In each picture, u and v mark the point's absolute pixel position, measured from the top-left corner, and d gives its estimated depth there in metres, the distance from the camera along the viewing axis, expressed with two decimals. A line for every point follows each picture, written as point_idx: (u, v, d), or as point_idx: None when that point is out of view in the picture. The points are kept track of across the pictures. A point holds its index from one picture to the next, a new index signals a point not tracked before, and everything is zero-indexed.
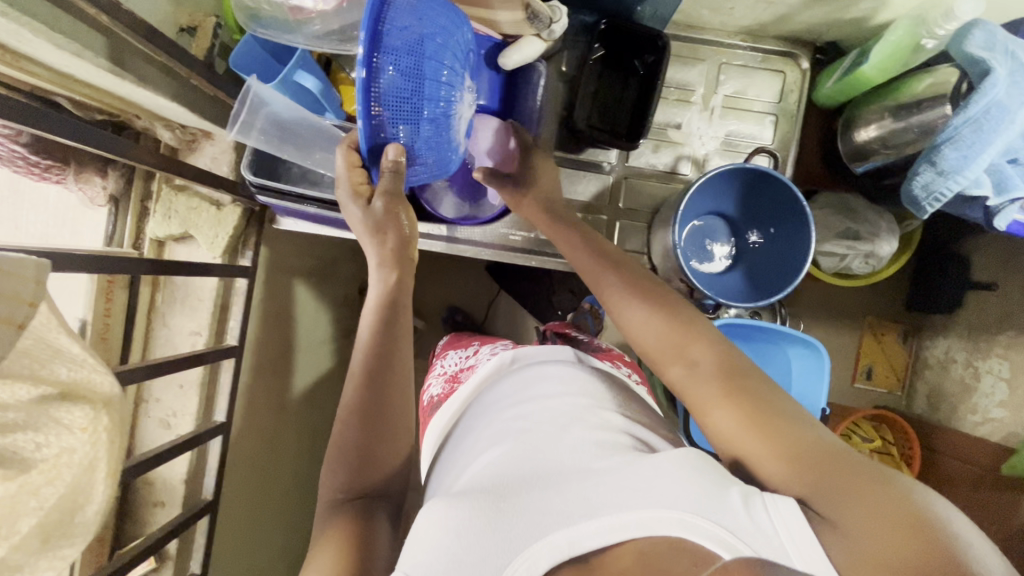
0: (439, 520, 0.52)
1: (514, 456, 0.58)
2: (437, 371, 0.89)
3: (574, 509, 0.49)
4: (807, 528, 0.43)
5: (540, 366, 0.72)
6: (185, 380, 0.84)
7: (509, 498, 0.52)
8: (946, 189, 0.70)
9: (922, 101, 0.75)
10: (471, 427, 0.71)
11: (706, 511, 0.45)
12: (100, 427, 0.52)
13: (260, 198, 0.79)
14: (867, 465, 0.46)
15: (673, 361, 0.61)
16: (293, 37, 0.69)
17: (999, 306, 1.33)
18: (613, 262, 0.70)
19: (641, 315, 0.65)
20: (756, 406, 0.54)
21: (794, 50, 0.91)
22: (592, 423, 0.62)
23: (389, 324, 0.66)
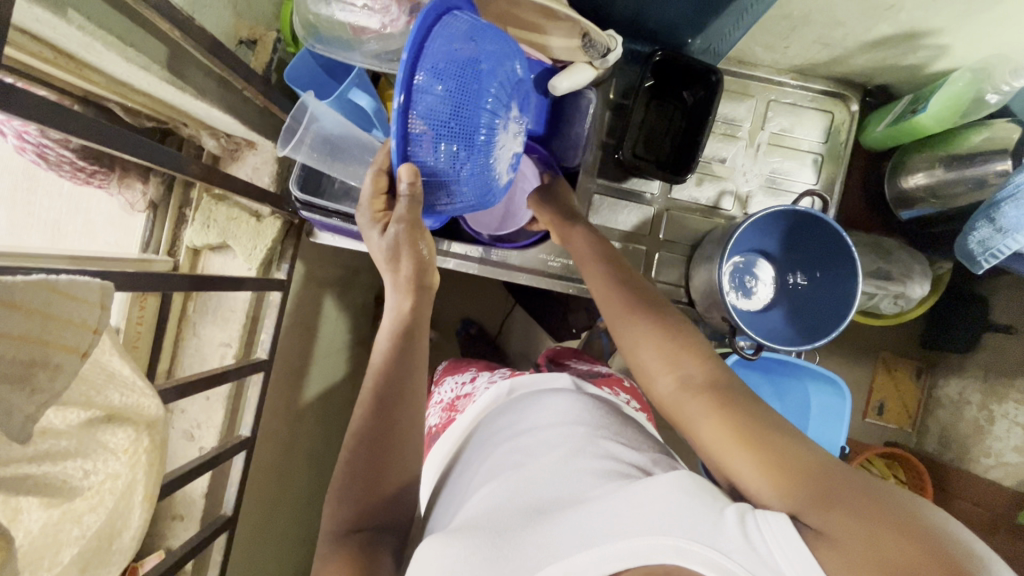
0: (435, 558, 0.49)
1: (513, 487, 0.55)
2: (435, 400, 0.88)
3: (567, 540, 0.45)
4: (803, 546, 0.38)
5: (540, 398, 0.70)
6: (212, 392, 0.83)
7: (506, 536, 0.49)
8: (1004, 246, 0.68)
9: (976, 155, 0.74)
10: (471, 458, 0.67)
11: (697, 535, 0.41)
12: (141, 450, 0.50)
13: (303, 213, 0.78)
14: (863, 480, 0.42)
15: (662, 369, 0.58)
16: (350, 55, 0.69)
17: (1016, 350, 1.32)
18: (613, 268, 0.68)
19: (637, 328, 0.61)
20: (745, 420, 0.50)
21: (845, 91, 0.90)
22: (589, 449, 0.58)
23: (405, 355, 0.62)
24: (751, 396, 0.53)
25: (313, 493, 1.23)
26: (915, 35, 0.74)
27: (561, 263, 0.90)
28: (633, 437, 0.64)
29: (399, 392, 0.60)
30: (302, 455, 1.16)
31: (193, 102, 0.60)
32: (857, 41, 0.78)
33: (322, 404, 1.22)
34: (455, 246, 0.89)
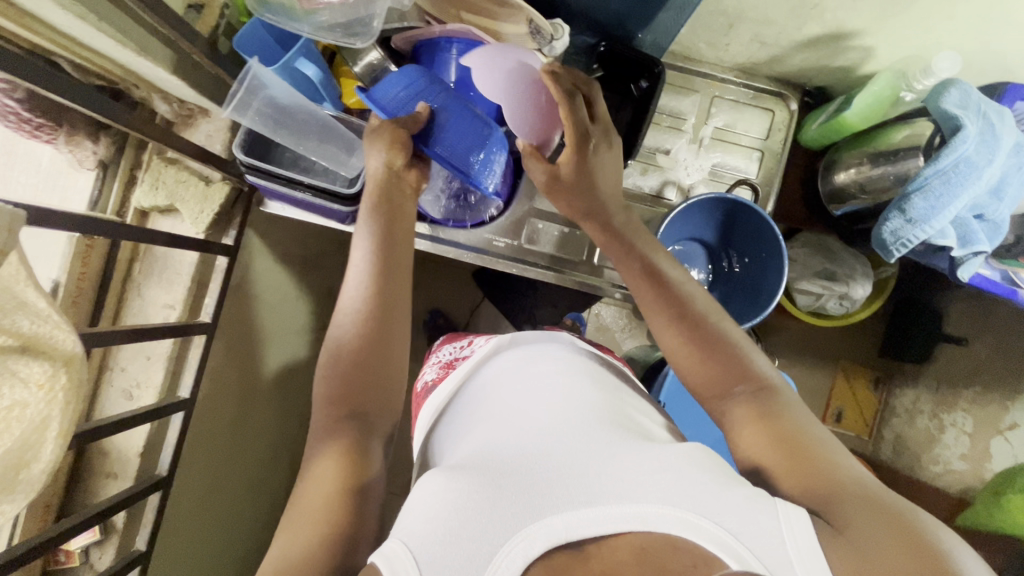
0: (440, 492, 0.52)
1: (514, 436, 0.59)
2: (433, 360, 0.88)
3: (575, 493, 0.50)
4: (816, 542, 0.46)
5: (545, 350, 0.73)
6: (154, 352, 0.84)
7: (509, 478, 0.52)
8: (913, 236, 0.72)
9: (899, 151, 0.79)
10: (467, 405, 0.69)
11: (705, 513, 0.48)
12: (57, 385, 0.52)
13: (249, 178, 0.78)
14: (885, 500, 0.49)
15: (694, 367, 0.64)
16: (298, 26, 0.71)
17: (966, 360, 1.36)
18: (661, 281, 0.68)
19: (665, 325, 0.66)
20: (786, 430, 0.57)
21: (785, 91, 0.94)
22: (598, 409, 0.62)
23: (387, 296, 0.66)
24: (796, 412, 0.59)
25: (266, 472, 1.23)
26: (842, 36, 0.78)
27: (507, 243, 0.93)
28: (631, 398, 0.70)
29: (387, 333, 0.64)
30: (254, 430, 1.17)
31: (134, 57, 0.62)
32: (790, 40, 0.82)
33: (279, 383, 1.22)
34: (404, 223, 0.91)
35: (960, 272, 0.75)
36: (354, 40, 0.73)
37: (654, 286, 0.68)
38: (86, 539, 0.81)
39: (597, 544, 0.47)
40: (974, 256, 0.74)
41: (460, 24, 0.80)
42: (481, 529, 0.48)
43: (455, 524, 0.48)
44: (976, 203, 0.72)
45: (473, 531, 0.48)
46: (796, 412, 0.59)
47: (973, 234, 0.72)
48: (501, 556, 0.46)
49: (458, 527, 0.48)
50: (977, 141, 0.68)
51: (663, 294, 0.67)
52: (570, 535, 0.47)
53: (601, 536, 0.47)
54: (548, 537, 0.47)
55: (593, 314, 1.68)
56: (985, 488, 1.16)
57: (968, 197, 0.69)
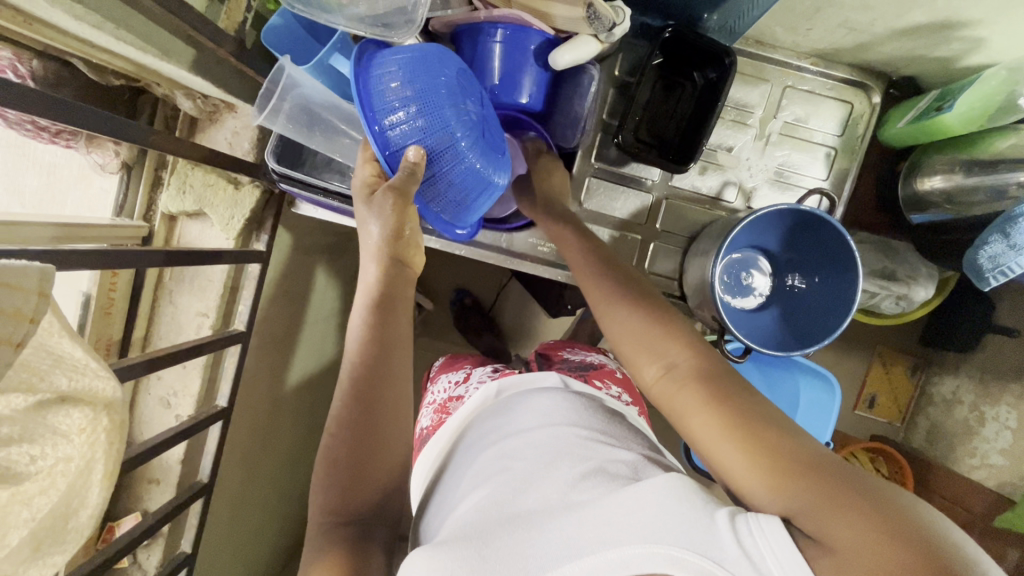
0: (420, 567, 0.47)
1: (497, 492, 0.54)
2: (428, 401, 0.85)
3: (556, 553, 0.45)
4: (797, 553, 0.37)
5: (528, 395, 0.69)
6: (189, 360, 0.81)
7: (492, 543, 0.48)
8: (1015, 264, 0.64)
9: (1002, 161, 0.69)
10: (461, 459, 0.66)
11: (690, 544, 0.40)
12: (99, 428, 0.50)
13: (281, 185, 0.73)
14: (850, 475, 0.40)
15: (642, 358, 0.57)
16: (332, 18, 0.63)
17: (1015, 353, 1.28)
18: (613, 274, 0.65)
19: (623, 320, 0.60)
20: (736, 409, 0.48)
21: (868, 81, 0.84)
22: (574, 449, 0.57)
23: (381, 357, 0.58)
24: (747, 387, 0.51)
25: (298, 458, 1.25)
26: (950, 25, 0.68)
27: (552, 249, 0.87)
28: (614, 429, 0.64)
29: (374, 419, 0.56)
30: (287, 418, 1.17)
31: (157, 63, 0.56)
32: (886, 27, 0.71)
33: (308, 371, 1.21)
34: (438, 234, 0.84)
35: None
36: (395, 35, 0.65)
37: (609, 282, 0.65)
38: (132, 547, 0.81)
39: None
40: None
41: (512, 10, 0.72)
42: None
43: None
44: None
45: None
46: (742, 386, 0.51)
47: None
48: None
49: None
50: None
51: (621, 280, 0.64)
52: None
53: None
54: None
55: None
56: None
57: None
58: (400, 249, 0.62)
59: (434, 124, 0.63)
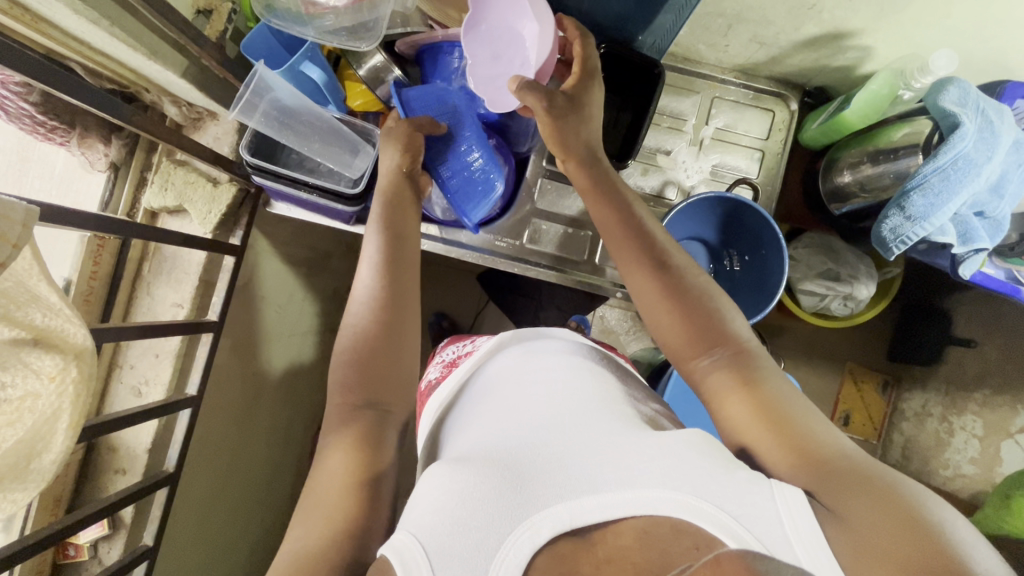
0: (444, 485, 0.52)
1: (515, 428, 0.60)
2: (438, 360, 0.94)
3: (577, 484, 0.51)
4: (813, 519, 0.46)
5: (548, 346, 0.75)
6: (162, 350, 0.85)
7: (515, 469, 0.53)
8: (913, 234, 0.73)
9: (898, 149, 0.79)
10: (470, 399, 0.71)
11: (705, 495, 0.48)
12: (68, 378, 0.54)
13: (255, 178, 0.80)
14: (863, 467, 0.49)
15: (688, 345, 0.63)
16: (304, 30, 0.73)
17: (976, 362, 1.34)
18: (645, 250, 0.68)
19: (661, 306, 0.66)
20: (768, 399, 0.57)
21: (786, 91, 0.95)
22: (595, 400, 0.63)
23: (395, 306, 0.67)
24: (775, 377, 0.59)
25: (270, 470, 1.25)
26: (841, 35, 0.79)
27: (509, 243, 0.94)
28: (632, 392, 0.71)
29: (391, 342, 0.65)
30: (261, 427, 1.18)
31: (145, 61, 0.64)
32: (789, 40, 0.83)
33: (282, 383, 1.23)
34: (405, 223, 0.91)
35: (962, 269, 0.75)
36: (358, 42, 0.74)
37: (642, 255, 0.68)
38: (95, 534, 0.82)
39: (600, 532, 0.47)
40: (975, 253, 0.74)
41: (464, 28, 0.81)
42: (489, 520, 0.48)
43: (464, 513, 0.48)
44: (977, 200, 0.73)
45: (478, 521, 0.48)
46: (774, 376, 0.59)
47: (973, 231, 0.73)
48: (509, 545, 0.47)
49: (465, 518, 0.48)
50: (975, 138, 0.69)
51: (645, 259, 0.68)
52: (576, 524, 0.47)
53: (603, 523, 0.48)
54: (553, 525, 0.47)
55: (598, 316, 1.68)
56: (997, 491, 1.14)
57: (967, 195, 0.70)
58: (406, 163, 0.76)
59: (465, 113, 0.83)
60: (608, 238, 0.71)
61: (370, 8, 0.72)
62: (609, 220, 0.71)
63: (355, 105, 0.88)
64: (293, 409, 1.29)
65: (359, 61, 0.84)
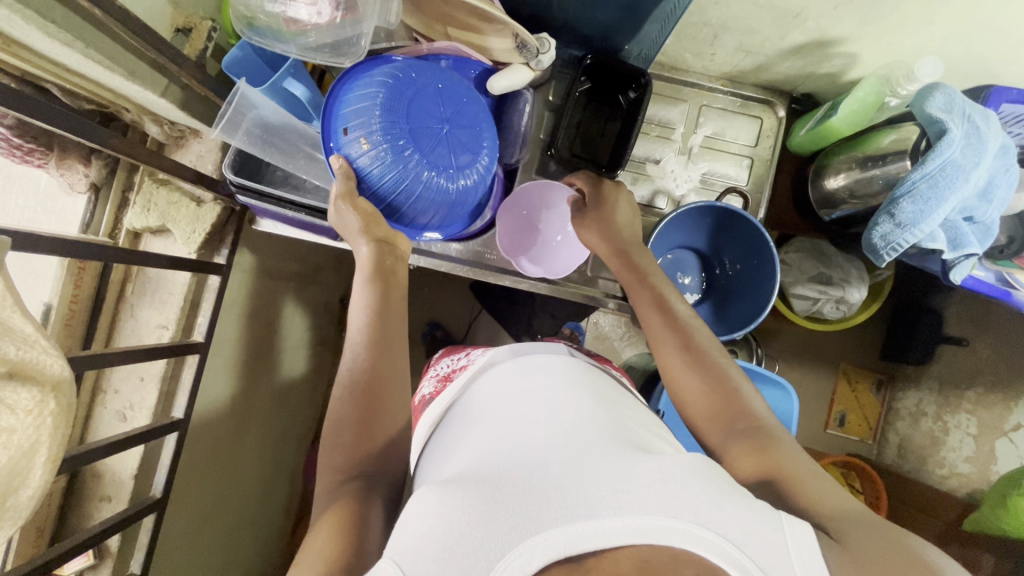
0: (432, 509, 0.50)
1: (509, 449, 0.58)
2: (431, 374, 0.93)
3: (571, 506, 0.48)
4: (820, 557, 0.45)
5: (546, 364, 0.74)
6: (146, 373, 0.83)
7: (506, 491, 0.51)
8: (903, 240, 0.72)
9: (887, 155, 0.79)
10: (459, 419, 0.70)
11: (710, 524, 0.46)
12: (45, 411, 0.52)
13: (239, 197, 0.79)
14: (880, 525, 0.49)
15: (708, 415, 0.66)
16: (286, 47, 0.72)
17: (968, 362, 1.34)
18: (670, 320, 0.73)
19: (688, 377, 0.68)
20: (781, 464, 0.58)
21: (773, 98, 0.95)
22: (590, 420, 0.61)
23: (384, 338, 0.68)
24: (793, 450, 0.60)
25: (260, 488, 1.22)
26: (826, 43, 0.79)
27: (499, 255, 0.93)
28: (633, 412, 0.70)
29: (380, 382, 0.65)
30: (252, 445, 1.16)
31: (124, 83, 0.63)
32: (774, 48, 0.83)
33: (272, 401, 1.21)
34: None
35: (953, 274, 0.75)
36: (342, 59, 0.75)
37: (665, 324, 0.73)
38: (80, 564, 0.80)
39: (596, 558, 0.45)
40: (965, 258, 0.74)
41: (451, 43, 0.82)
42: (476, 545, 0.46)
43: (452, 536, 0.46)
44: (966, 205, 0.73)
45: (465, 548, 0.45)
46: (792, 447, 0.61)
47: (963, 236, 0.72)
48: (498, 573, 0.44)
49: (451, 544, 0.46)
50: (963, 144, 0.68)
51: (669, 327, 0.72)
52: (571, 551, 0.45)
53: (601, 550, 0.45)
54: (546, 552, 0.45)
55: (591, 323, 1.67)
56: (993, 491, 1.14)
57: (956, 200, 0.69)
58: (371, 231, 0.71)
59: (391, 165, 0.70)
60: (638, 304, 0.76)
61: (352, 25, 0.71)
62: (634, 289, 0.77)
63: None
64: (283, 426, 1.27)
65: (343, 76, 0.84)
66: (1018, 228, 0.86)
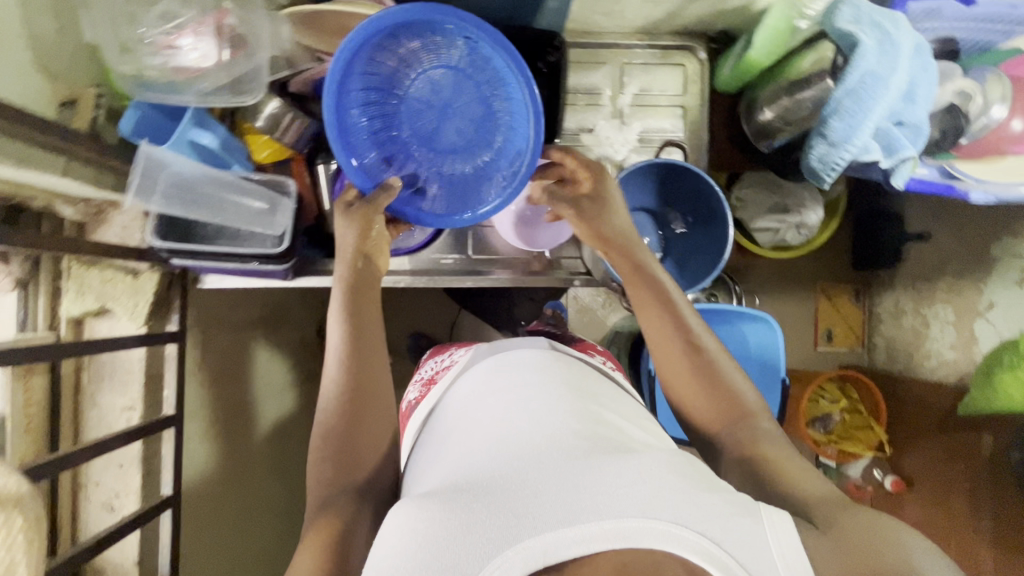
0: (411, 526, 0.49)
1: (488, 454, 0.56)
2: (417, 378, 0.92)
3: (551, 510, 0.47)
4: (801, 551, 0.45)
5: (524, 361, 0.71)
6: (125, 458, 0.81)
7: (485, 499, 0.49)
8: (840, 158, 0.74)
9: (811, 77, 0.79)
10: (438, 429, 0.68)
11: (688, 522, 0.46)
12: (14, 529, 0.50)
13: (174, 261, 0.77)
14: (862, 518, 0.49)
15: (697, 398, 0.65)
16: (182, 97, 0.68)
17: (935, 254, 1.38)
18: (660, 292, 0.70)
19: (679, 362, 0.67)
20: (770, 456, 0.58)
21: (690, 42, 0.94)
22: (567, 418, 0.60)
23: (361, 356, 0.67)
24: (780, 442, 0.60)
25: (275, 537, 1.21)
26: None
27: (454, 259, 0.93)
28: (610, 398, 0.69)
29: (366, 394, 0.65)
30: (257, 497, 1.14)
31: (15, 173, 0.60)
32: None
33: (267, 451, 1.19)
34: None
35: (895, 180, 0.75)
36: (245, 96, 0.70)
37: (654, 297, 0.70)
38: None
39: (575, 564, 0.45)
40: (903, 162, 0.74)
41: None
42: (455, 559, 0.45)
43: (437, 550, 0.46)
44: (893, 111, 0.73)
45: (445, 563, 0.45)
46: (777, 439, 0.61)
47: (896, 142, 0.73)
48: None
49: (433, 561, 0.45)
50: (876, 53, 0.68)
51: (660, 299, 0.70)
52: (552, 560, 0.44)
53: (580, 556, 0.45)
54: (526, 563, 0.44)
55: (571, 297, 1.67)
56: (978, 372, 1.17)
57: (884, 108, 0.70)
58: (368, 246, 0.72)
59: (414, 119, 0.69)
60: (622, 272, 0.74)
61: (253, 56, 0.69)
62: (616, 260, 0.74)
63: (263, 157, 0.83)
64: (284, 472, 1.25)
65: (256, 113, 0.80)
66: (947, 123, 0.87)
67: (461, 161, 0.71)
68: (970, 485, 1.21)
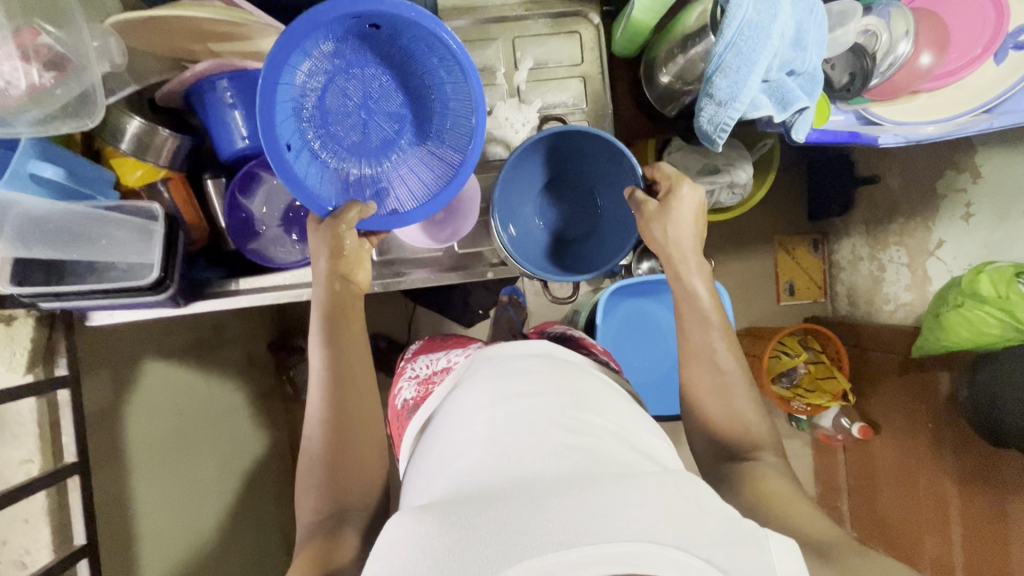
0: (402, 540, 0.40)
1: (490, 459, 0.47)
2: (405, 375, 0.82)
3: (554, 519, 0.38)
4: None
5: (519, 364, 0.63)
6: (30, 513, 0.77)
7: (483, 506, 0.40)
8: (729, 117, 0.70)
9: (698, 32, 0.75)
10: (433, 436, 0.59)
11: (693, 548, 0.37)
12: None
13: (43, 304, 0.72)
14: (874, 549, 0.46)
15: (720, 417, 0.63)
16: (11, 130, 0.60)
17: (886, 197, 1.33)
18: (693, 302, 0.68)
19: (706, 385, 0.65)
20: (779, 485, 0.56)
21: (582, 6, 0.89)
22: (570, 424, 0.51)
23: (341, 378, 0.62)
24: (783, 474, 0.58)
25: None
26: None
27: None
28: (613, 402, 0.59)
29: (355, 417, 0.61)
30: None
31: None
32: None
33: None
34: (244, 281, 0.84)
35: (795, 134, 0.72)
36: (86, 117, 0.65)
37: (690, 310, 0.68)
38: None
39: None
40: (799, 115, 0.71)
41: (216, 60, 0.73)
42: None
43: None
44: (786, 59, 0.68)
45: None
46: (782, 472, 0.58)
47: (789, 93, 0.69)
48: None
49: None
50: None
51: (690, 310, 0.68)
52: None
53: None
54: None
55: (528, 280, 1.62)
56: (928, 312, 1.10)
57: (767, 60, 0.65)
58: (344, 265, 0.67)
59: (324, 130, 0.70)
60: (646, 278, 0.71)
61: (86, 72, 0.64)
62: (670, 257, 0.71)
63: (134, 180, 0.78)
64: None
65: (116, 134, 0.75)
66: (855, 63, 0.81)
67: (366, 164, 0.73)
68: (931, 424, 1.19)
